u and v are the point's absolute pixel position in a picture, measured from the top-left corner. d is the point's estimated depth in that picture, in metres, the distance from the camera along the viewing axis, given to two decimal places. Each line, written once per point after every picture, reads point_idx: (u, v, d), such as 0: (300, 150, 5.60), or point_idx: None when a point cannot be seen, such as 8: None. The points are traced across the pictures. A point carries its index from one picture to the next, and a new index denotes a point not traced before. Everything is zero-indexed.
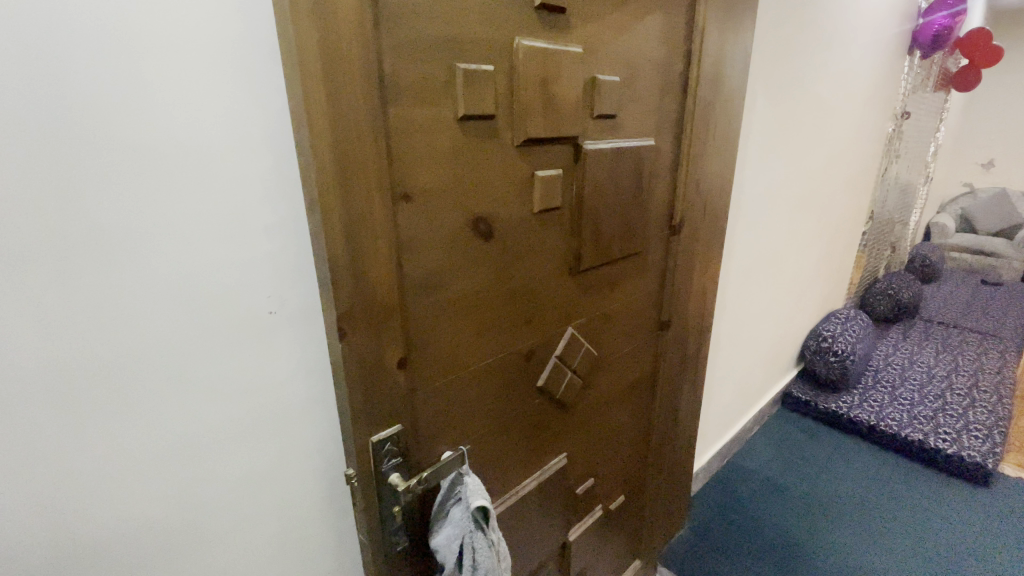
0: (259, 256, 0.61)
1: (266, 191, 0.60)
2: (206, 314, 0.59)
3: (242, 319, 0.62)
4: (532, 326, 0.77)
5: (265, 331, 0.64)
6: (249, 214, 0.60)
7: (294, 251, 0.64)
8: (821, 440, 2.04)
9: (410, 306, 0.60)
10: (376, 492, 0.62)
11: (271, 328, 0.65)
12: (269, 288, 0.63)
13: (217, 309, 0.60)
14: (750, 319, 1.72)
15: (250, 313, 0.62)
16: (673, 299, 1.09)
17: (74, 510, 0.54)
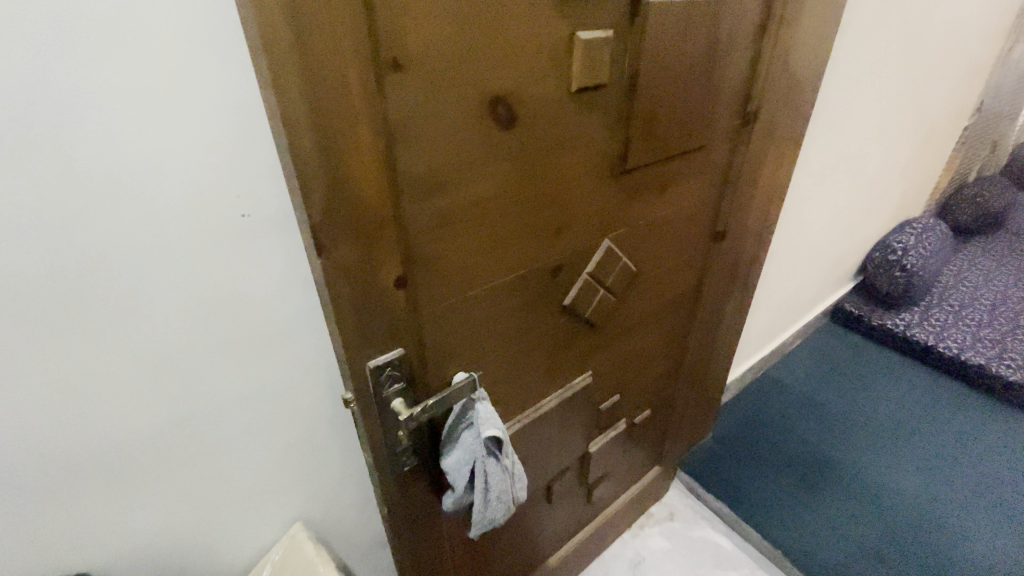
0: (216, 146, 0.50)
1: (212, 59, 0.47)
2: (160, 216, 0.49)
3: (207, 221, 0.52)
4: (560, 238, 0.65)
5: (240, 236, 0.55)
6: (197, 89, 0.47)
7: (260, 138, 0.52)
8: (868, 358, 1.92)
9: (410, 211, 0.48)
10: (378, 417, 0.57)
11: (244, 232, 0.55)
12: (236, 186, 0.52)
13: (174, 207, 0.50)
14: (814, 227, 1.52)
15: (217, 213, 0.52)
16: (731, 207, 0.93)
17: (51, 419, 0.51)
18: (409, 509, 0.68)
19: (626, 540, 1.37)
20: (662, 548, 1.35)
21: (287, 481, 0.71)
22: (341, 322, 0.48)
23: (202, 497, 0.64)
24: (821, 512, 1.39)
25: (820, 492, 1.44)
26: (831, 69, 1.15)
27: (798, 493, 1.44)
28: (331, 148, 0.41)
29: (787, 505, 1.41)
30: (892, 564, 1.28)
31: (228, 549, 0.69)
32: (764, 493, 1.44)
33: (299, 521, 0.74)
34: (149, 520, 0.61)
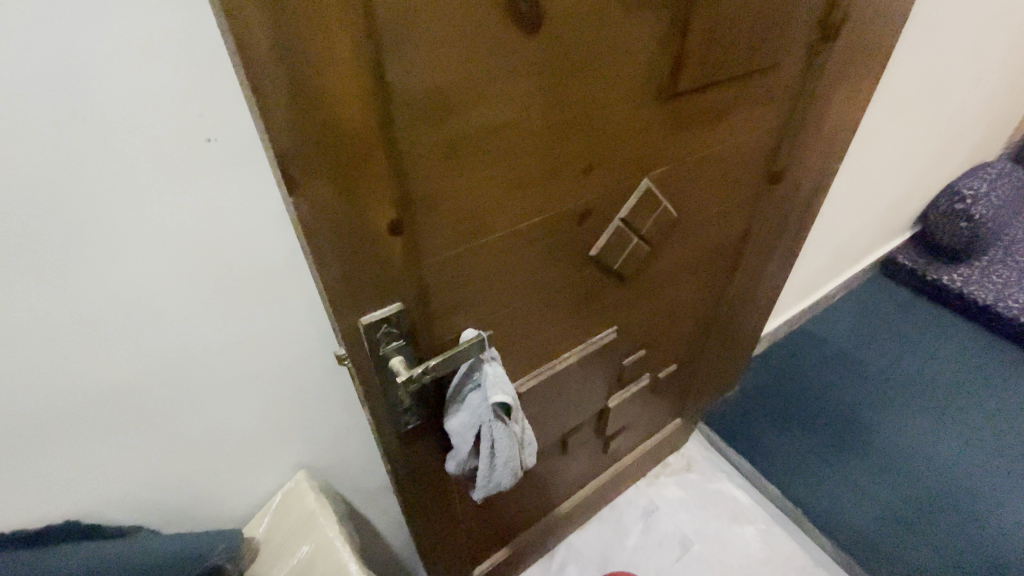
0: (166, 51, 0.41)
1: None
2: (108, 138, 0.42)
3: (166, 147, 0.44)
4: (591, 177, 0.55)
5: (211, 166, 0.47)
6: None
7: (220, 41, 0.42)
8: (915, 315, 1.78)
9: (407, 141, 0.39)
10: (376, 377, 0.50)
11: (216, 161, 0.47)
12: (196, 104, 0.44)
13: (127, 129, 0.42)
14: (878, 170, 1.35)
15: (180, 137, 0.44)
16: (793, 143, 0.79)
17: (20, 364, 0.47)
18: (415, 464, 0.64)
19: (640, 488, 1.36)
20: (677, 498, 1.34)
21: (289, 430, 0.67)
22: (327, 272, 0.41)
23: (199, 445, 0.61)
24: (846, 472, 1.35)
25: (848, 453, 1.39)
26: None
27: (824, 452, 1.39)
28: (297, 51, 0.31)
29: (811, 463, 1.37)
30: (916, 529, 1.24)
31: (231, 496, 0.67)
32: (788, 451, 1.39)
33: (304, 468, 0.71)
34: (142, 467, 0.59)
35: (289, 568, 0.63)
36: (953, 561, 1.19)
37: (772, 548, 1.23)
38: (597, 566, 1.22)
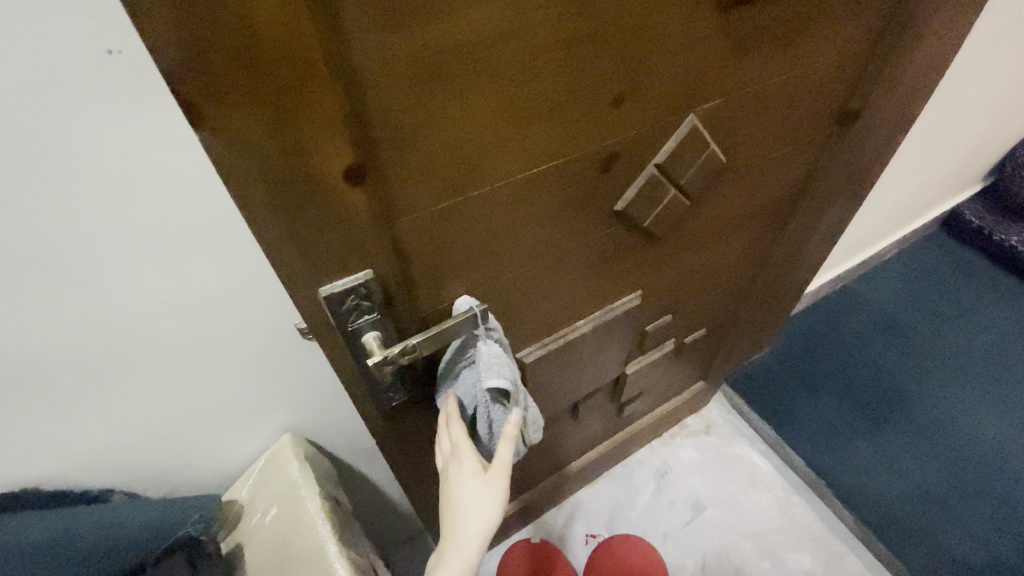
0: None
1: None
2: None
3: (53, 59, 0.33)
4: (619, 111, 0.43)
5: (117, 88, 0.36)
6: None
7: None
8: (974, 278, 1.61)
9: (363, 53, 0.28)
10: (347, 356, 0.42)
11: (123, 81, 0.36)
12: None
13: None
14: (963, 111, 1.15)
15: (71, 49, 0.33)
16: (880, 73, 0.63)
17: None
18: (405, 441, 0.57)
19: (654, 448, 1.31)
20: (692, 461, 1.29)
21: (268, 397, 0.61)
22: (263, 231, 0.31)
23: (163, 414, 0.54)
24: (877, 445, 1.26)
25: (883, 424, 1.29)
26: None
27: (855, 423, 1.30)
28: None
29: (841, 433, 1.28)
30: (947, 508, 1.17)
31: (210, 461, 0.62)
32: (817, 419, 1.31)
33: (289, 432, 0.65)
34: (99, 439, 0.52)
35: (268, 538, 0.59)
36: (985, 545, 1.12)
37: (788, 518, 1.18)
38: (604, 524, 1.19)
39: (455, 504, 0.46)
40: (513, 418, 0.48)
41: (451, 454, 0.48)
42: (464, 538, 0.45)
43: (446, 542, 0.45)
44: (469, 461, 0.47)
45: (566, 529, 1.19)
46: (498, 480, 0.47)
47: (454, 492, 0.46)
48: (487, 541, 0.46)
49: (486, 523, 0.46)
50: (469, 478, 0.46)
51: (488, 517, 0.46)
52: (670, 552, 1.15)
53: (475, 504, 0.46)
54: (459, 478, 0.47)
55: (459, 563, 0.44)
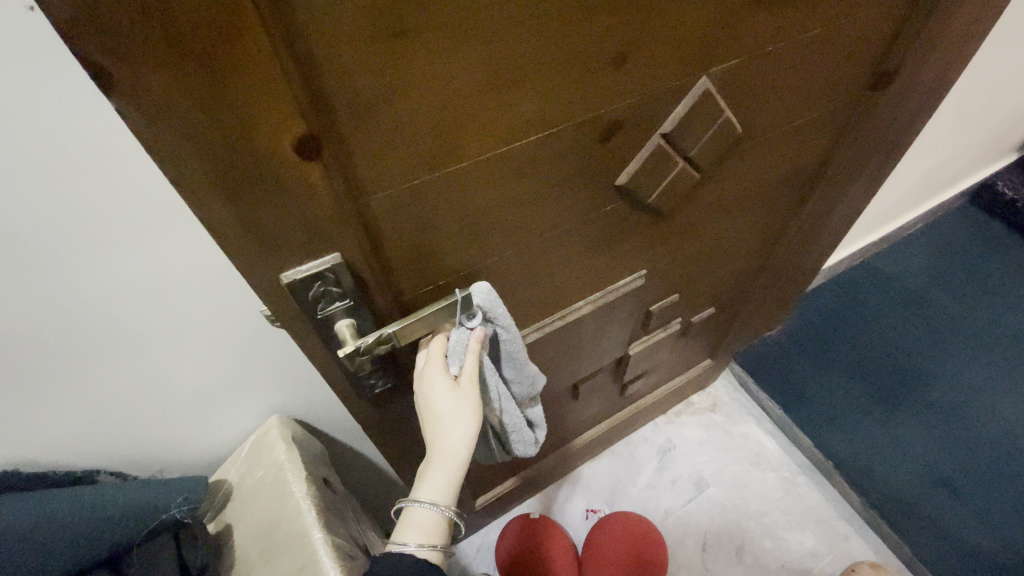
0: None
1: None
2: None
3: None
4: (619, 75, 0.38)
5: (27, 56, 0.31)
6: None
7: None
8: (1002, 254, 1.53)
9: (306, 10, 0.24)
10: (318, 343, 0.39)
11: (25, 38, 0.30)
12: None
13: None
14: (1007, 73, 1.05)
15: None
16: (925, 28, 0.56)
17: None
18: (392, 427, 0.55)
19: (658, 425, 1.29)
20: (697, 439, 1.27)
21: (247, 380, 0.58)
22: (209, 212, 0.28)
23: (122, 401, 0.52)
24: (890, 426, 1.23)
25: (896, 405, 1.25)
26: None
27: (867, 404, 1.26)
28: None
29: (851, 414, 1.25)
30: (957, 492, 1.14)
31: (194, 442, 0.61)
32: (827, 398, 1.27)
33: (277, 413, 0.64)
34: (68, 424, 0.50)
35: (255, 519, 0.58)
36: (997, 532, 1.09)
37: (792, 498, 1.17)
38: (604, 500, 1.19)
39: (432, 417, 0.44)
40: (475, 334, 0.45)
41: (422, 368, 0.45)
42: (449, 445, 0.44)
43: (431, 448, 0.45)
44: (440, 375, 0.44)
45: (566, 504, 1.19)
46: (473, 390, 0.44)
47: (429, 406, 0.44)
48: (473, 444, 0.45)
49: (469, 432, 0.44)
50: (442, 392, 0.44)
51: (469, 425, 0.44)
52: (670, 529, 1.14)
53: (452, 416, 0.44)
54: (431, 393, 0.44)
55: (449, 466, 0.44)
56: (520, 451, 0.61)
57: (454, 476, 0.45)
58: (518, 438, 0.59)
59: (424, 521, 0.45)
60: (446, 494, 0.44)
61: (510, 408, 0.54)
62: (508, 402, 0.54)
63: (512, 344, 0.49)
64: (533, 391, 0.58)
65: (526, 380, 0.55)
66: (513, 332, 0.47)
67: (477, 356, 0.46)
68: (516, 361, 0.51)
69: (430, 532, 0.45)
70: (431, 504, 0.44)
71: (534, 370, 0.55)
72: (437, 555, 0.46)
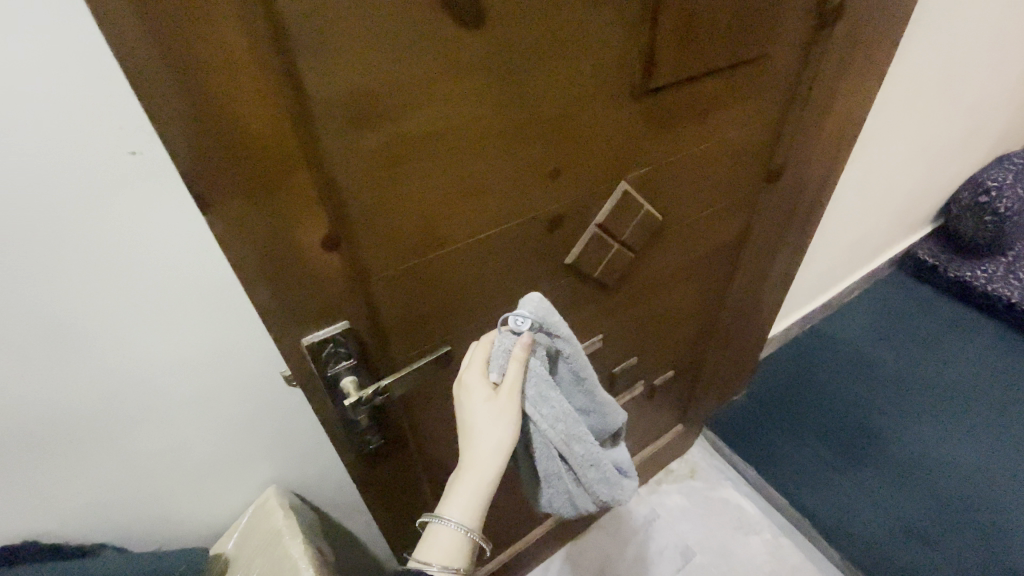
0: (68, 63, 0.36)
1: None
2: (26, 157, 0.38)
3: (90, 162, 0.40)
4: (556, 183, 0.51)
5: (127, 186, 0.42)
6: None
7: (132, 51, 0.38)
8: (935, 313, 1.70)
9: (335, 156, 0.36)
10: (327, 398, 0.48)
11: (136, 175, 0.42)
12: (115, 112, 0.39)
13: (23, 127, 0.37)
14: (892, 164, 1.28)
15: (100, 155, 0.40)
16: (794, 138, 0.74)
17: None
18: (383, 484, 0.61)
19: (641, 496, 1.32)
20: (680, 506, 1.30)
21: (252, 449, 0.64)
22: (256, 293, 0.38)
23: (141, 467, 0.58)
24: (859, 481, 1.28)
25: (861, 460, 1.32)
26: None
27: (834, 459, 1.33)
28: (186, 62, 0.28)
29: (821, 471, 1.31)
30: (931, 542, 1.18)
31: (196, 513, 0.65)
32: (797, 457, 1.34)
33: (273, 485, 0.68)
34: (93, 491, 0.56)
35: None
36: None
37: (777, 560, 1.19)
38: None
39: (467, 426, 0.46)
40: (522, 340, 0.46)
41: (464, 374, 0.48)
42: (478, 457, 0.45)
43: (464, 460, 0.46)
44: (478, 382, 0.46)
45: None
46: (510, 399, 0.45)
47: (467, 414, 0.46)
48: (504, 459, 0.45)
49: (500, 444, 0.45)
50: (479, 400, 0.45)
51: (503, 437, 0.45)
52: None
53: (486, 426, 0.45)
54: (470, 400, 0.46)
55: (479, 479, 0.45)
56: (611, 499, 0.55)
57: (480, 494, 0.45)
58: (604, 482, 0.53)
59: (444, 542, 0.45)
60: (469, 514, 0.45)
61: (588, 437, 0.51)
62: (585, 429, 0.51)
63: (580, 358, 0.51)
64: (610, 425, 0.60)
65: (589, 397, 0.55)
66: (561, 338, 0.48)
67: (523, 364, 0.46)
68: (578, 374, 0.52)
69: (450, 552, 0.45)
70: (455, 523, 0.45)
71: (611, 400, 0.58)
72: None
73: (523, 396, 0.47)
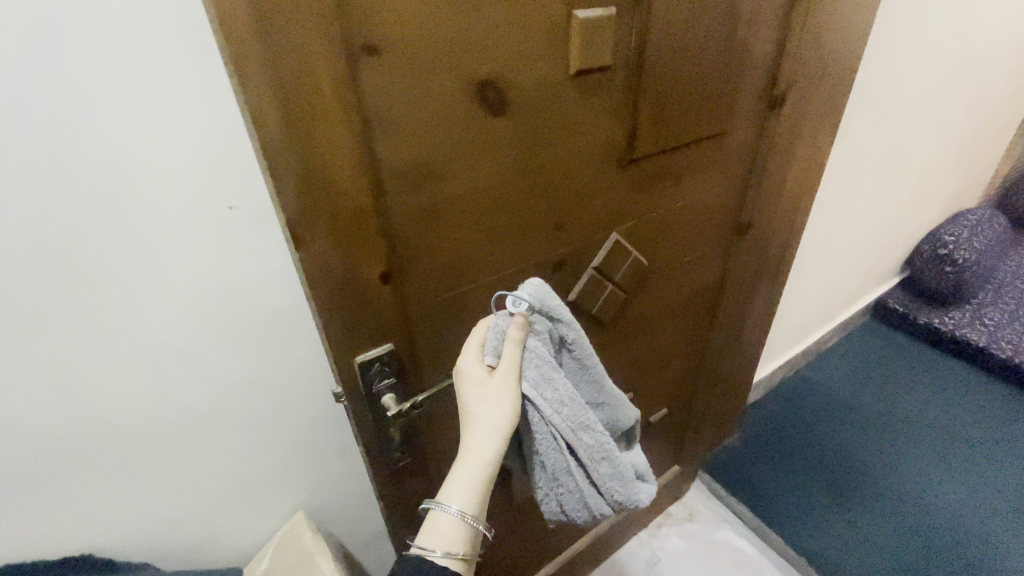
0: (194, 141, 0.48)
1: (192, 65, 0.45)
2: (150, 210, 0.48)
3: (196, 214, 0.51)
4: (561, 233, 0.62)
5: (220, 232, 0.53)
6: (180, 90, 0.46)
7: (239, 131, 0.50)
8: (911, 358, 1.80)
9: (395, 209, 0.47)
10: (369, 413, 0.56)
11: (229, 224, 0.53)
12: (222, 175, 0.50)
13: (153, 186, 0.48)
14: (851, 221, 1.43)
15: (205, 208, 0.51)
16: (758, 198, 0.87)
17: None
18: (406, 502, 0.67)
19: (643, 540, 1.35)
20: (680, 549, 1.32)
21: (286, 474, 0.70)
22: (324, 316, 0.47)
23: (190, 487, 0.64)
24: (851, 519, 1.32)
25: (851, 499, 1.37)
26: (876, 41, 1.05)
27: (826, 499, 1.37)
28: (300, 139, 0.39)
29: (814, 510, 1.35)
30: None
31: (230, 535, 0.70)
32: (790, 498, 1.38)
33: (303, 510, 0.74)
34: (145, 508, 0.62)
35: None
36: None
37: None
38: None
39: (466, 408, 0.52)
40: (516, 321, 0.52)
41: (463, 359, 0.54)
42: (475, 437, 0.51)
43: (464, 443, 0.52)
44: (475, 365, 0.52)
45: None
46: (505, 380, 0.51)
47: (465, 397, 0.52)
48: (499, 439, 0.51)
49: (496, 423, 0.51)
50: (476, 383, 0.52)
51: (499, 415, 0.51)
52: None
53: (484, 406, 0.51)
54: (468, 383, 0.52)
55: (476, 459, 0.51)
56: (612, 476, 0.59)
57: (477, 476, 0.51)
58: (602, 455, 0.58)
59: (443, 525, 0.51)
60: (467, 498, 0.51)
61: (582, 414, 0.56)
62: (579, 407, 0.56)
63: (579, 339, 0.58)
64: (617, 412, 0.65)
65: (585, 374, 0.61)
66: (552, 317, 0.54)
67: (521, 344, 0.52)
68: (572, 352, 0.58)
69: (448, 535, 0.51)
70: (452, 508, 0.51)
71: (614, 384, 0.64)
72: (457, 564, 0.52)
73: (519, 377, 0.53)
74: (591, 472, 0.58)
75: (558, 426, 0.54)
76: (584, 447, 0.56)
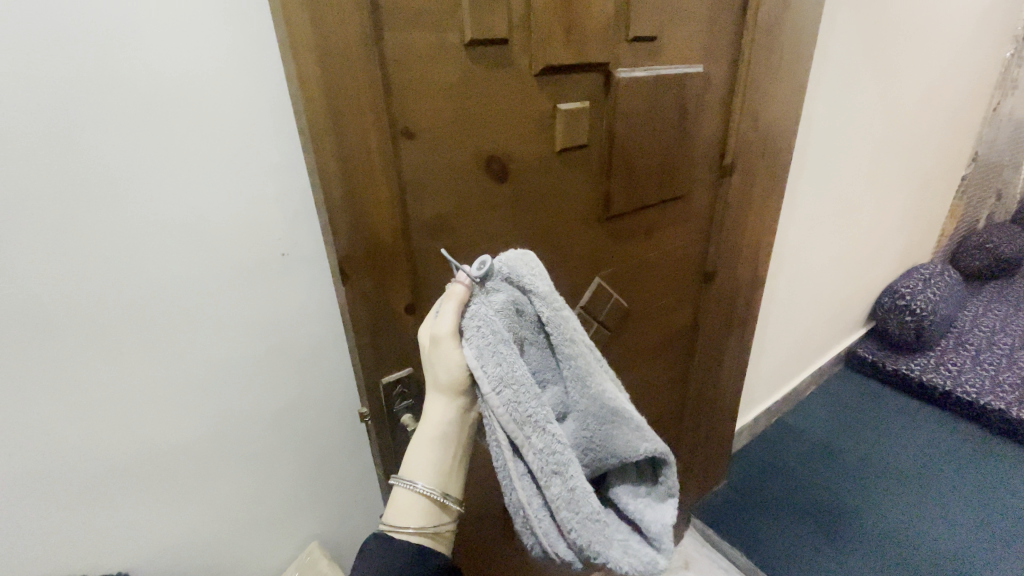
0: (261, 202, 0.59)
1: (267, 143, 0.57)
2: (221, 258, 0.58)
3: (255, 261, 0.61)
4: (552, 276, 0.74)
5: (273, 276, 0.62)
6: (257, 162, 0.57)
7: (296, 194, 0.61)
8: (884, 403, 1.90)
9: (420, 253, 0.59)
10: (388, 429, 0.64)
11: (281, 269, 0.63)
12: (280, 228, 0.61)
13: (226, 238, 0.58)
14: (811, 275, 1.58)
15: (265, 256, 0.61)
16: (720, 251, 1.00)
17: (62, 435, 0.55)
18: None
19: None
20: None
21: (305, 499, 0.76)
22: (360, 341, 0.57)
23: (220, 510, 0.69)
24: (840, 560, 1.36)
25: (839, 539, 1.41)
26: (811, 122, 1.24)
27: (815, 540, 1.41)
28: (354, 199, 0.51)
29: (804, 552, 1.38)
30: None
31: (251, 559, 0.75)
32: (781, 541, 1.41)
33: (317, 538, 0.80)
34: (180, 530, 0.67)
35: None
36: None
37: None
38: None
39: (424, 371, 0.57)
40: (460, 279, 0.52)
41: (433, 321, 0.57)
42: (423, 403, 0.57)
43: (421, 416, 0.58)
44: (428, 322, 0.55)
45: None
46: (444, 337, 0.52)
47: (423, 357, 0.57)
48: (435, 400, 0.55)
49: (433, 382, 0.55)
50: (424, 338, 0.55)
51: (434, 367, 0.54)
52: None
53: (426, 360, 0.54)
54: (422, 338, 0.56)
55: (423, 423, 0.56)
56: (569, 500, 0.51)
57: (423, 442, 0.56)
58: (552, 466, 0.50)
59: (404, 499, 0.55)
60: (417, 464, 0.56)
61: (533, 405, 0.50)
62: (532, 398, 0.50)
63: (552, 319, 0.53)
64: (608, 430, 0.56)
65: (564, 369, 0.55)
66: (506, 285, 0.52)
67: (462, 303, 0.53)
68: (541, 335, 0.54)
69: (402, 504, 0.55)
70: (401, 477, 0.56)
71: (600, 391, 0.56)
72: (420, 538, 0.55)
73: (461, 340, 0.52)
74: (543, 482, 0.51)
75: (494, 404, 0.49)
76: (532, 446, 0.50)
